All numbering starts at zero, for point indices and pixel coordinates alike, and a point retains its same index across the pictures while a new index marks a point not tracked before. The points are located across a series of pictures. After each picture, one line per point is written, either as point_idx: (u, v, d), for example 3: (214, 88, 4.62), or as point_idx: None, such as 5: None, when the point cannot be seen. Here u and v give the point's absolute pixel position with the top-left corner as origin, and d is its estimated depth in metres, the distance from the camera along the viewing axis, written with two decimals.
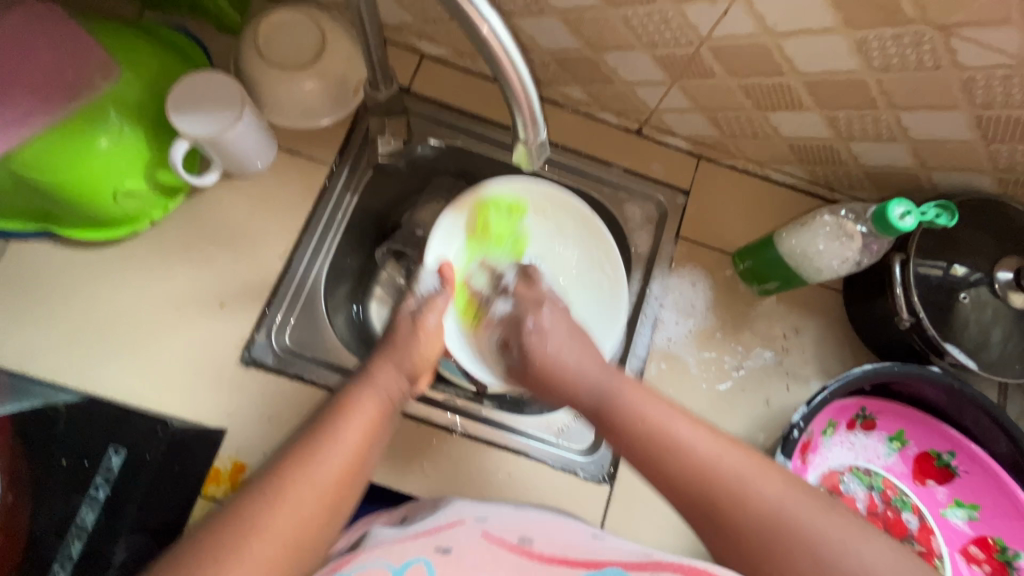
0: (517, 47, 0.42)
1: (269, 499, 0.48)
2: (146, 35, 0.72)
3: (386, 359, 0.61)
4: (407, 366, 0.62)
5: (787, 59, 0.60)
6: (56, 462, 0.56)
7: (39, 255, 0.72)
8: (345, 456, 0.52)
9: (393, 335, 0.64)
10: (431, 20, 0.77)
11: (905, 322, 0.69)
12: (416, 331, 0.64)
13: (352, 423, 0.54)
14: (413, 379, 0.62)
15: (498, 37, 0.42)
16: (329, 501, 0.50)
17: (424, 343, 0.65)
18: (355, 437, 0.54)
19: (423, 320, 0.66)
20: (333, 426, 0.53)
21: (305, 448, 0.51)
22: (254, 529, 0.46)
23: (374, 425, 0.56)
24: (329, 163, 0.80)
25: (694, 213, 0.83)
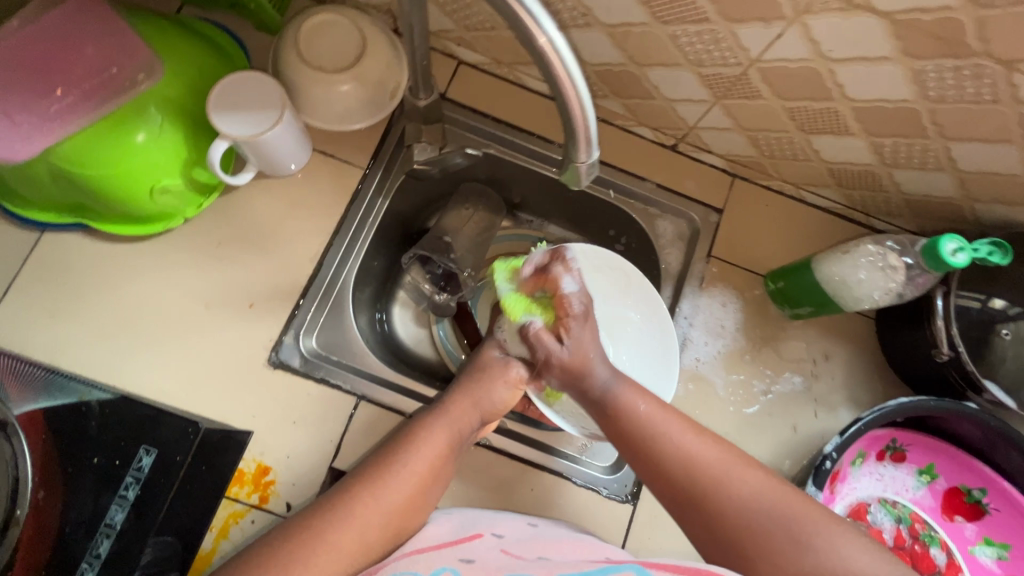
0: (577, 62, 0.41)
1: (336, 522, 0.55)
2: (186, 32, 0.71)
3: (466, 395, 0.66)
4: (482, 408, 0.67)
5: (838, 85, 0.59)
6: (88, 459, 0.56)
7: (72, 247, 0.72)
8: (412, 484, 0.60)
9: (471, 375, 0.68)
10: (471, 27, 0.77)
11: (943, 356, 0.67)
12: (498, 376, 0.68)
13: (419, 456, 0.61)
14: (484, 419, 0.67)
15: (557, 50, 0.40)
16: (391, 529, 0.58)
17: (505, 387, 0.68)
18: (423, 466, 0.61)
19: (514, 367, 0.69)
20: (407, 453, 0.61)
21: (380, 473, 0.59)
22: (316, 547, 0.53)
23: (441, 459, 0.62)
24: (363, 166, 0.80)
25: (726, 232, 0.82)
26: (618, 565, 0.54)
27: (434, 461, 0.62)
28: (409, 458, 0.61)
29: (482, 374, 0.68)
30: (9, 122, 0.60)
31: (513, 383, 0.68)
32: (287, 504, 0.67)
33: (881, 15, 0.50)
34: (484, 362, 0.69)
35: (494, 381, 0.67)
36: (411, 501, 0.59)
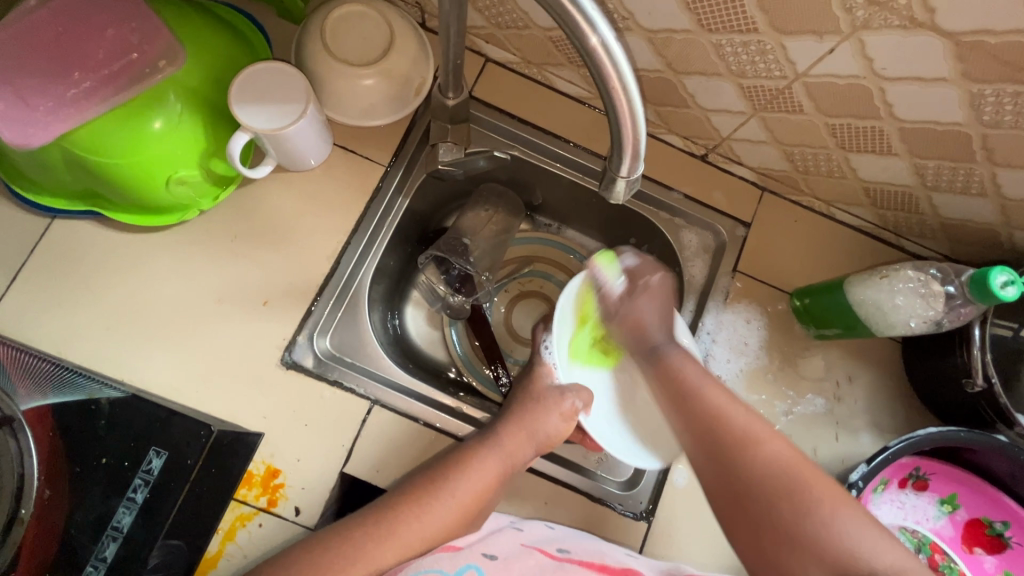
0: (629, 62, 0.38)
1: (381, 536, 0.58)
2: (208, 18, 0.69)
3: (520, 428, 0.69)
4: (537, 440, 0.69)
5: (887, 103, 0.57)
6: (96, 459, 0.54)
7: (82, 235, 0.70)
8: (457, 509, 0.62)
9: (526, 406, 0.71)
10: (503, 25, 0.74)
11: (976, 386, 0.65)
12: (550, 406, 0.71)
13: (469, 482, 0.63)
14: (539, 451, 0.69)
15: (608, 48, 0.37)
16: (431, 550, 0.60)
17: (561, 419, 0.71)
18: (470, 496, 0.63)
19: (569, 401, 0.72)
20: (455, 478, 0.63)
21: (426, 496, 0.61)
22: (356, 557, 0.56)
23: (488, 488, 0.64)
24: (384, 164, 0.78)
25: (753, 247, 0.80)
26: None
27: (481, 489, 0.64)
28: (456, 484, 0.63)
29: (539, 405, 0.71)
30: (24, 106, 0.58)
31: (568, 415, 0.72)
32: (296, 509, 0.66)
33: (944, 35, 0.48)
34: (539, 394, 0.73)
35: (549, 413, 0.71)
36: (455, 527, 0.62)
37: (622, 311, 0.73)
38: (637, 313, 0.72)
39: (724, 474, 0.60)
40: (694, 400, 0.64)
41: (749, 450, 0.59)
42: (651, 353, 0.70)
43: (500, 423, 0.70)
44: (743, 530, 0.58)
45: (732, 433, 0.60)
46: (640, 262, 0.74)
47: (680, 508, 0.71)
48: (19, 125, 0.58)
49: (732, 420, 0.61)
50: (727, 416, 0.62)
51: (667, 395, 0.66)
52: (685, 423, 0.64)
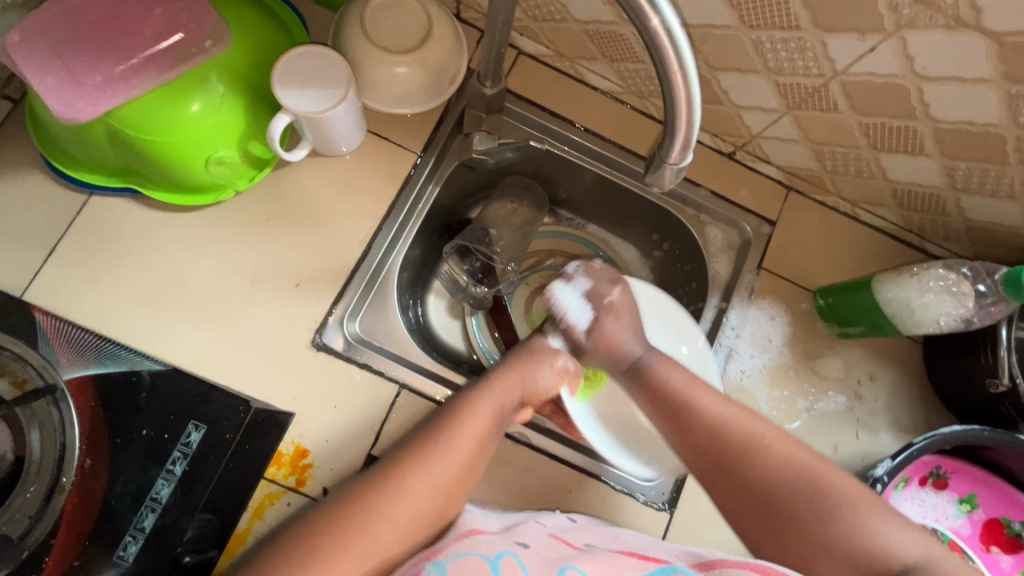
0: (689, 45, 0.39)
1: (391, 488, 0.57)
2: (247, 1, 0.69)
3: (512, 375, 0.68)
4: (526, 386, 0.68)
5: (924, 103, 0.58)
6: (137, 431, 0.61)
7: (119, 213, 0.70)
8: (462, 457, 0.61)
9: (515, 355, 0.71)
10: (540, 18, 0.75)
11: (1001, 386, 0.66)
12: (542, 356, 0.71)
13: (468, 428, 0.62)
14: (527, 400, 0.69)
15: (669, 29, 0.38)
16: (443, 501, 0.59)
17: (549, 372, 0.70)
18: (472, 442, 0.61)
19: (560, 355, 0.72)
20: (456, 425, 0.62)
21: (430, 444, 0.60)
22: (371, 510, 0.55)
23: (488, 435, 0.63)
24: (416, 153, 0.78)
25: (778, 245, 0.81)
26: (666, 566, 0.56)
27: (481, 435, 0.62)
28: (459, 431, 0.61)
29: (530, 358, 0.70)
30: (74, 81, 0.59)
31: (556, 367, 0.71)
32: (323, 490, 0.66)
33: (989, 35, 0.49)
34: (531, 347, 0.72)
35: (539, 364, 0.70)
36: (463, 474, 0.60)
37: (591, 334, 0.74)
38: (612, 332, 0.73)
39: (734, 473, 0.62)
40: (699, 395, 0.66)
41: (754, 457, 0.61)
42: (632, 366, 0.71)
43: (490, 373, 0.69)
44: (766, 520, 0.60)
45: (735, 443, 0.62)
46: (593, 281, 0.76)
47: (701, 500, 0.72)
48: (68, 99, 0.59)
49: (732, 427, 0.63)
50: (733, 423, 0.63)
51: (661, 395, 0.68)
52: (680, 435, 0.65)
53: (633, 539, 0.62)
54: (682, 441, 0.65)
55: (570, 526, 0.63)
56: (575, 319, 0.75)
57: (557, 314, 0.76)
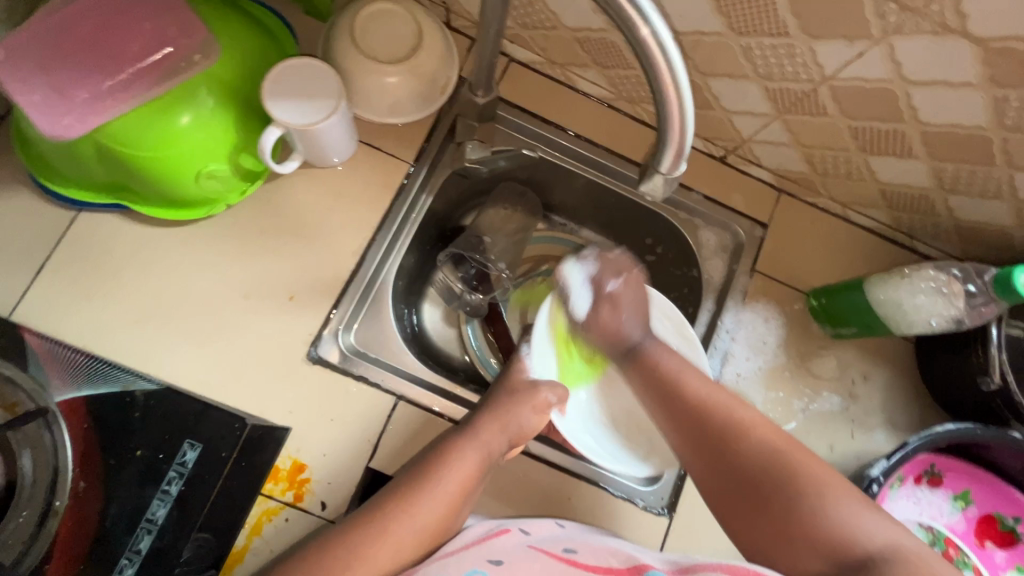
0: (680, 57, 0.39)
1: (372, 535, 0.58)
2: (234, 12, 0.68)
3: (494, 417, 0.66)
4: (511, 430, 0.66)
5: (912, 107, 0.59)
6: (131, 452, 0.60)
7: (109, 229, 0.70)
8: (444, 505, 0.61)
9: (501, 395, 0.69)
10: (530, 25, 0.75)
11: (992, 384, 0.67)
12: (530, 400, 0.69)
13: (451, 474, 0.62)
14: (512, 442, 0.67)
15: (660, 42, 0.39)
16: (424, 544, 0.60)
17: (534, 412, 0.68)
18: (454, 487, 0.62)
19: (542, 393, 0.70)
20: (439, 473, 0.62)
21: (413, 491, 0.61)
22: (354, 557, 0.57)
23: (471, 480, 0.63)
24: (409, 162, 0.78)
25: (771, 247, 0.82)
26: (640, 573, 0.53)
27: (464, 481, 0.63)
28: (442, 478, 0.62)
29: (513, 399, 0.69)
30: (61, 98, 0.59)
31: (540, 407, 0.69)
32: (322, 504, 0.66)
33: (974, 40, 0.50)
34: (514, 387, 0.70)
35: (522, 406, 0.68)
36: (445, 518, 0.61)
37: (587, 321, 0.73)
38: (606, 321, 0.72)
39: (722, 470, 0.62)
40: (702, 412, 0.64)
41: (742, 445, 0.61)
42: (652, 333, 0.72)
43: (473, 415, 0.68)
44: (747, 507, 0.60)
45: (726, 433, 0.62)
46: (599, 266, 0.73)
47: (701, 503, 0.73)
48: (56, 116, 0.58)
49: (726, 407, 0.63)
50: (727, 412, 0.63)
51: (663, 401, 0.67)
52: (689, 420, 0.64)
53: (618, 546, 0.60)
54: (680, 430, 0.65)
55: (555, 535, 0.62)
56: (576, 300, 0.74)
57: (562, 289, 0.73)
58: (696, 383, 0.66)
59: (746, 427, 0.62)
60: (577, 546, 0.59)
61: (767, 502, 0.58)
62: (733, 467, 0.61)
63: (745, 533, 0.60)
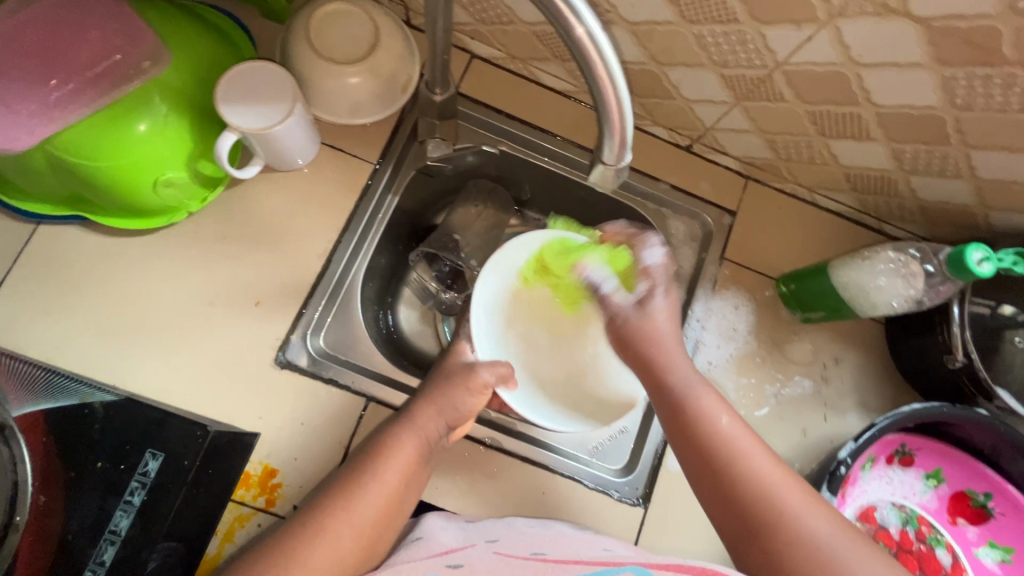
0: (613, 49, 0.39)
1: (312, 533, 0.56)
2: (185, 15, 0.67)
3: (431, 402, 0.66)
4: (448, 413, 0.67)
5: (865, 89, 0.59)
6: (91, 464, 0.54)
7: (69, 241, 0.69)
8: (384, 496, 0.60)
9: (439, 379, 0.69)
10: (487, 21, 0.75)
11: (957, 362, 0.68)
12: (466, 383, 0.68)
13: (390, 464, 0.61)
14: (451, 425, 0.67)
15: (598, 44, 0.39)
16: (366, 540, 0.58)
17: (472, 395, 0.68)
18: (395, 477, 0.61)
19: (479, 375, 0.69)
20: (376, 463, 0.61)
21: (352, 485, 0.60)
22: (292, 556, 0.54)
23: (410, 468, 0.63)
24: (373, 162, 0.78)
25: (740, 234, 0.82)
26: (614, 567, 0.51)
27: (404, 469, 0.62)
28: (380, 469, 0.61)
29: (448, 381, 0.69)
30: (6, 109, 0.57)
31: (476, 389, 0.68)
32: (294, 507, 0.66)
33: (916, 21, 0.50)
34: (450, 371, 0.70)
35: (457, 389, 0.68)
36: (388, 510, 0.60)
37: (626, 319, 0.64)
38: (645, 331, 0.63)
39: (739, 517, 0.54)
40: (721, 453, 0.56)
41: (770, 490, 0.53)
42: None
43: (410, 403, 0.68)
44: (746, 561, 0.53)
45: (745, 484, 0.54)
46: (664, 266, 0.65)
47: (676, 492, 0.73)
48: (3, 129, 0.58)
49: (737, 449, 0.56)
50: (747, 456, 0.55)
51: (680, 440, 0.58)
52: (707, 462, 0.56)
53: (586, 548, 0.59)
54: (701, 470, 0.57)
55: (522, 540, 0.61)
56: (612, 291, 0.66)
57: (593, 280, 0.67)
58: (695, 412, 0.58)
59: (764, 476, 0.54)
60: (545, 549, 0.59)
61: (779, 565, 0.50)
62: (741, 516, 0.54)
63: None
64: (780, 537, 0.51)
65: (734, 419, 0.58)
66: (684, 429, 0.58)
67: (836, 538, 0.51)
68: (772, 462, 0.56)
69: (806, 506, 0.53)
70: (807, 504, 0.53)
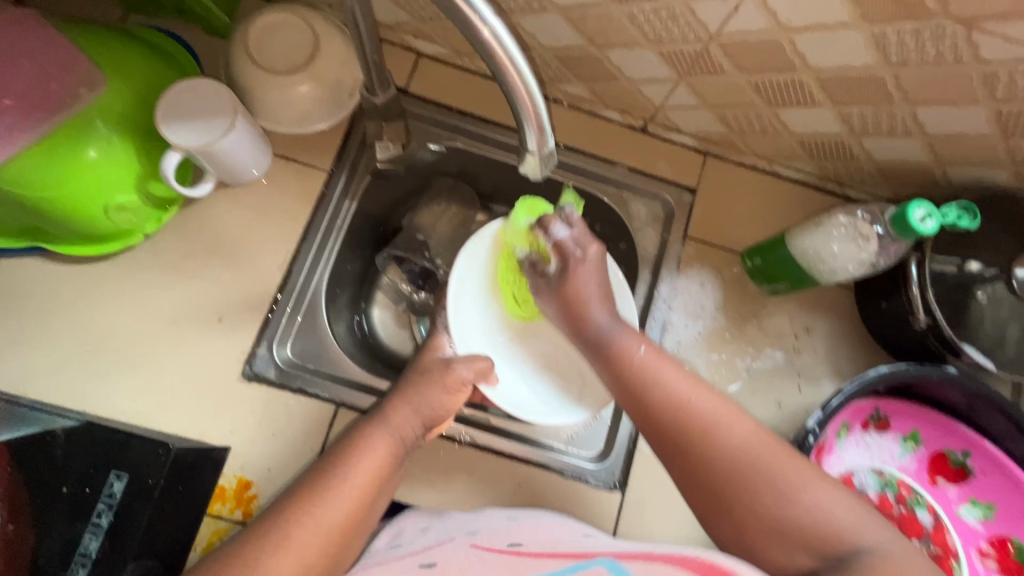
0: (513, 39, 0.39)
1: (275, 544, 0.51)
2: (125, 38, 0.68)
3: (404, 402, 0.63)
4: (424, 412, 0.63)
5: (800, 55, 0.58)
6: (57, 489, 0.55)
7: (30, 273, 0.70)
8: (352, 500, 0.55)
9: (417, 376, 0.65)
10: (426, 19, 0.75)
11: (921, 323, 0.67)
12: (442, 381, 0.64)
13: (362, 463, 0.57)
14: (428, 426, 0.63)
15: (499, 40, 0.38)
16: (332, 545, 0.53)
17: (446, 394, 0.64)
18: (365, 476, 0.57)
19: (454, 371, 0.65)
20: (346, 464, 0.57)
21: (316, 490, 0.55)
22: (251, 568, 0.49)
23: (382, 470, 0.58)
24: (327, 168, 0.78)
25: (701, 211, 0.81)
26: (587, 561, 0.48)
27: (374, 474, 0.58)
28: (349, 470, 0.57)
29: (421, 379, 0.64)
30: None
31: (453, 387, 0.64)
32: None
33: None
34: (426, 367, 0.66)
35: (432, 386, 0.63)
36: (354, 515, 0.55)
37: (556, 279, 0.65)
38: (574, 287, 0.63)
39: (683, 454, 0.53)
40: (652, 386, 0.55)
41: (703, 419, 0.53)
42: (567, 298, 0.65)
43: (385, 402, 0.64)
44: (703, 507, 0.53)
45: (658, 404, 0.55)
46: (573, 232, 0.64)
47: (652, 474, 0.73)
48: None
49: (653, 374, 0.56)
50: (659, 377, 0.56)
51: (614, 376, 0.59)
52: (637, 399, 0.56)
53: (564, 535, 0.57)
54: (635, 405, 0.56)
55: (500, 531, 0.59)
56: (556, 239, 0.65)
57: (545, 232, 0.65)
58: (616, 349, 0.59)
59: (682, 395, 0.54)
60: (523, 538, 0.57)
61: (714, 484, 0.52)
62: (668, 437, 0.54)
63: (719, 517, 0.52)
64: (730, 483, 0.51)
65: (650, 350, 0.58)
66: (608, 362, 0.60)
67: (757, 445, 0.51)
68: (698, 386, 0.55)
69: (742, 428, 0.52)
70: (725, 414, 0.53)
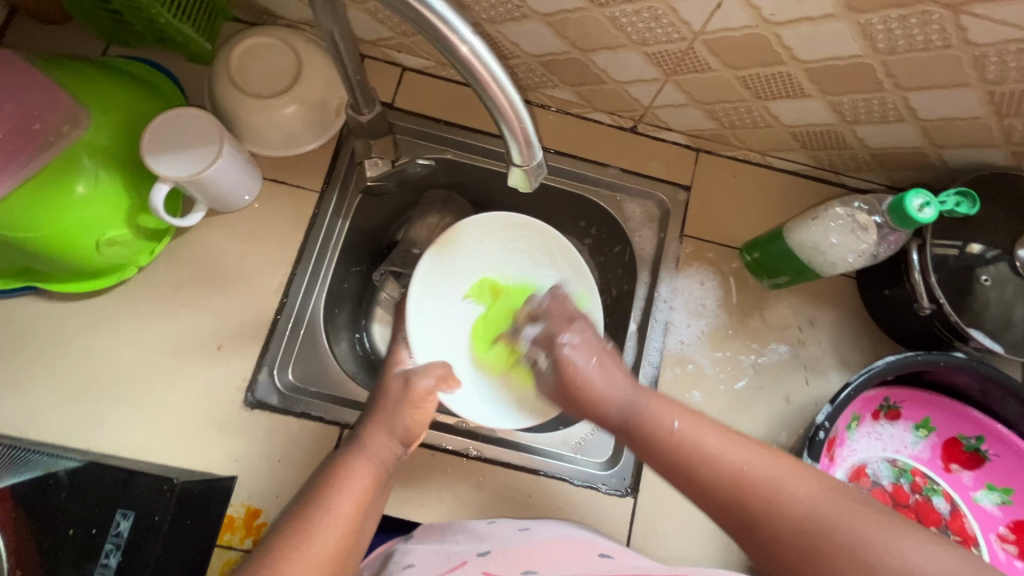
0: (493, 55, 0.38)
1: None
2: (106, 71, 0.68)
3: (376, 425, 0.62)
4: (398, 432, 0.61)
5: (787, 47, 0.58)
6: (62, 532, 0.54)
7: (27, 312, 0.69)
8: (337, 532, 0.53)
9: (386, 399, 0.64)
10: (407, 33, 0.74)
11: (925, 309, 0.66)
12: (409, 398, 0.63)
13: (343, 493, 0.56)
14: (406, 443, 0.62)
15: (480, 57, 0.38)
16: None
17: (412, 412, 0.62)
18: (349, 506, 0.55)
19: (416, 384, 0.64)
20: (326, 497, 0.55)
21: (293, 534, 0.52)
22: None
23: (367, 495, 0.57)
24: (317, 188, 0.77)
25: (696, 208, 0.80)
26: None
27: (359, 499, 0.56)
28: (329, 508, 0.54)
29: (391, 401, 0.63)
30: None
31: (418, 401, 0.63)
32: None
33: None
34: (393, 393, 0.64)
35: (400, 405, 0.62)
36: (339, 550, 0.53)
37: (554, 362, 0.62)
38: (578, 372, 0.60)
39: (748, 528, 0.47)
40: (702, 462, 0.50)
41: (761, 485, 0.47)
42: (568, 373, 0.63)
43: (359, 427, 0.63)
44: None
45: (717, 483, 0.49)
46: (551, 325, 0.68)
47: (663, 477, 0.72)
48: None
49: (690, 445, 0.51)
50: (706, 454, 0.50)
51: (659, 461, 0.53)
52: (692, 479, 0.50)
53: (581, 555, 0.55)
54: (691, 484, 0.50)
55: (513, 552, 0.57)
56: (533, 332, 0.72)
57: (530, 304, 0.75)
58: (645, 424, 0.54)
59: (733, 463, 0.49)
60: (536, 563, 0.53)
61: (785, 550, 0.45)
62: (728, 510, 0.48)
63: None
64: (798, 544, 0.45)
65: (687, 420, 0.53)
66: (642, 445, 0.54)
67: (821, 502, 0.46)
68: (744, 447, 0.50)
69: (804, 486, 0.47)
70: (780, 471, 0.48)
